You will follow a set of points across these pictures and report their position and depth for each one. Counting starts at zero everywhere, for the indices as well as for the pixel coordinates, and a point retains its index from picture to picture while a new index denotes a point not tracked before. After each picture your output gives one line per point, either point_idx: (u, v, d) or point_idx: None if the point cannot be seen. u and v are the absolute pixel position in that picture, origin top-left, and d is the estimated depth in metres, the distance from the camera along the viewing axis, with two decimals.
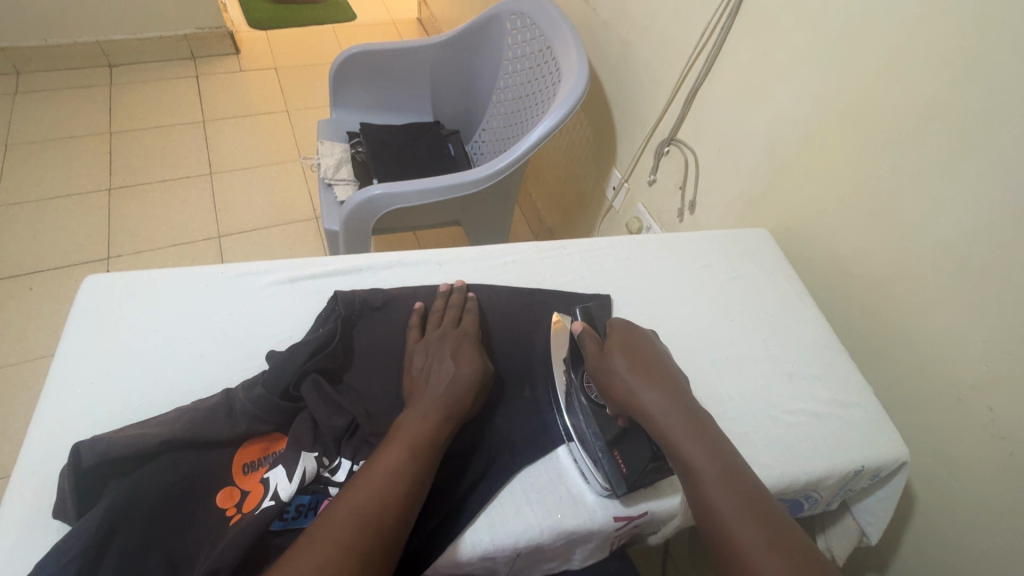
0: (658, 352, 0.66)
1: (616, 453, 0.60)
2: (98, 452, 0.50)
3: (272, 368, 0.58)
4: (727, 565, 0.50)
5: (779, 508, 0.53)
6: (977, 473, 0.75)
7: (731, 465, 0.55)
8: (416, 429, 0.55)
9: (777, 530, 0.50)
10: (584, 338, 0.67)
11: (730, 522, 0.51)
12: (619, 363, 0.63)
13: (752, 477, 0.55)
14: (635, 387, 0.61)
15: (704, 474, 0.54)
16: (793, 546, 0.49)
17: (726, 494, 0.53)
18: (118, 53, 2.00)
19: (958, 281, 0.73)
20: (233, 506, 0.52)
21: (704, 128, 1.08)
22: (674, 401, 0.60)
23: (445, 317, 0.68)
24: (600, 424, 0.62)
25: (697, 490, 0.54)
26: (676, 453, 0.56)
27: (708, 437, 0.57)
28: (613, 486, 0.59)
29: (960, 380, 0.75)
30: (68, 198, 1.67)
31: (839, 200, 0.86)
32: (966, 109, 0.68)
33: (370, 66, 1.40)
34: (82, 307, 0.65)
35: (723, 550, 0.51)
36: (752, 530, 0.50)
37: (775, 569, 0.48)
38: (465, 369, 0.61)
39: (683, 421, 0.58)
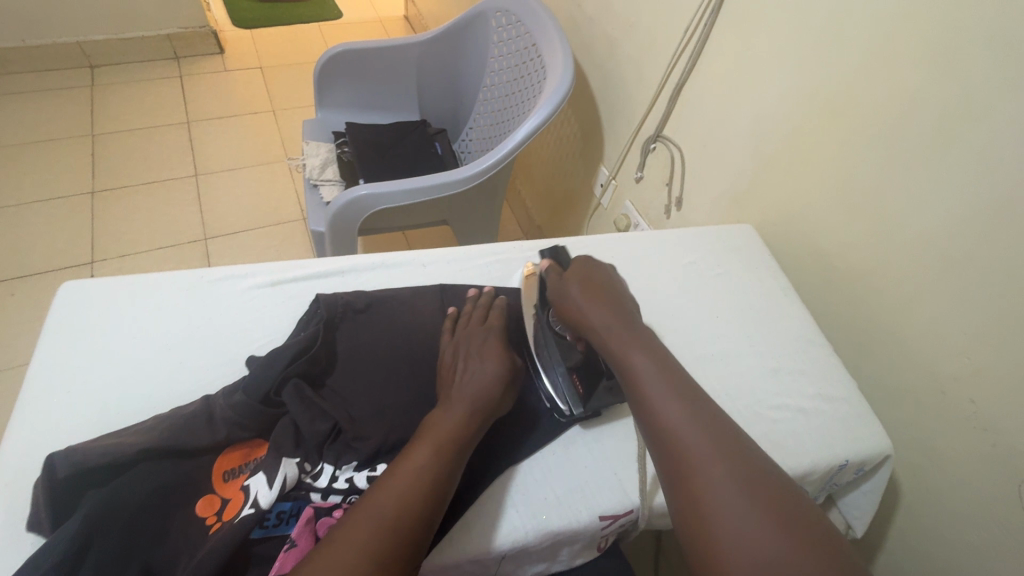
0: (613, 282, 0.71)
1: (574, 377, 0.65)
2: (73, 462, 0.49)
3: (252, 375, 0.58)
4: (655, 441, 0.54)
5: (705, 397, 0.57)
6: (960, 464, 0.76)
7: (667, 364, 0.60)
8: (444, 426, 0.56)
9: (703, 415, 0.54)
10: (546, 275, 0.73)
11: (661, 409, 0.55)
12: (573, 288, 0.68)
13: (684, 375, 0.59)
14: (585, 306, 0.66)
15: (641, 371, 0.59)
16: (715, 425, 0.53)
17: (659, 385, 0.57)
18: (99, 54, 1.97)
19: (940, 274, 0.74)
20: (213, 514, 0.51)
21: (689, 124, 1.08)
22: (619, 316, 0.65)
23: (472, 318, 0.68)
24: (562, 351, 0.67)
25: (634, 385, 0.58)
26: (617, 356, 0.61)
27: (649, 345, 0.62)
28: (569, 405, 0.64)
29: (942, 372, 0.76)
30: (50, 202, 1.64)
31: (823, 195, 0.87)
32: (945, 103, 0.68)
33: (355, 64, 1.39)
34: (58, 314, 0.64)
35: (654, 432, 0.55)
36: (680, 413, 0.54)
37: (697, 438, 0.52)
38: (492, 367, 0.62)
39: (627, 332, 0.63)
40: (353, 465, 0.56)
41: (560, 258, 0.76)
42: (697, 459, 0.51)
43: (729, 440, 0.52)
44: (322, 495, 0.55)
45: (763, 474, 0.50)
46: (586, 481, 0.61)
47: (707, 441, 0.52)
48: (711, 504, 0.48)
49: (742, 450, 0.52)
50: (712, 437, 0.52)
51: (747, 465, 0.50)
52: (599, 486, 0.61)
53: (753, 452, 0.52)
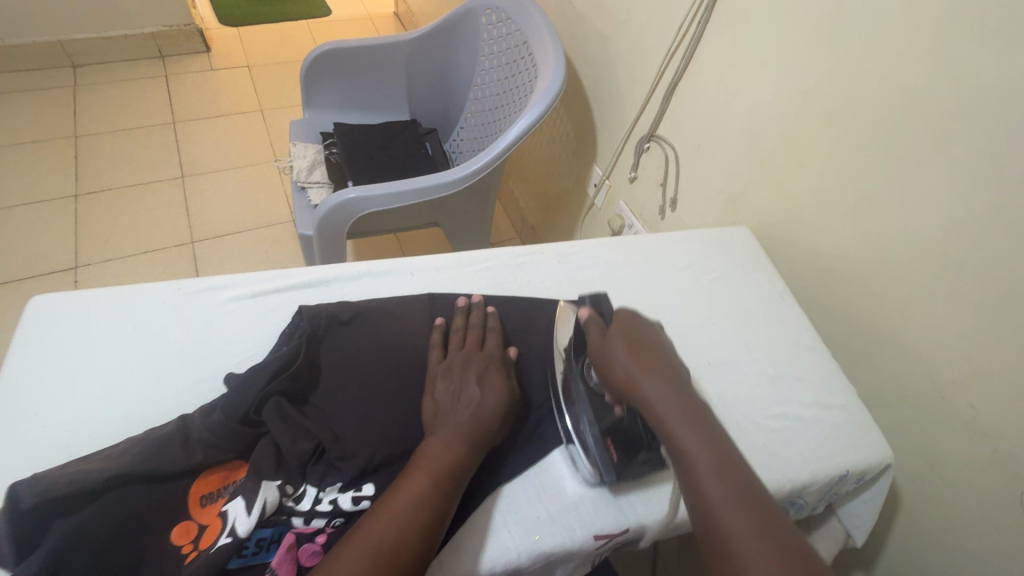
0: (661, 343, 0.66)
1: (609, 442, 0.60)
2: (37, 492, 0.47)
3: (230, 393, 0.55)
4: (712, 552, 0.50)
5: (770, 501, 0.52)
6: (961, 471, 0.74)
7: (726, 457, 0.55)
8: (439, 458, 0.54)
9: (768, 524, 0.50)
10: (587, 326, 0.67)
11: (721, 511, 0.51)
12: (620, 351, 0.63)
13: (747, 470, 0.55)
14: (636, 375, 0.61)
15: (699, 463, 0.55)
16: (781, 537, 0.49)
17: (718, 483, 0.53)
18: (82, 53, 1.93)
19: (939, 277, 0.72)
20: (189, 543, 0.49)
21: (683, 123, 1.06)
22: (674, 391, 0.60)
23: (467, 338, 0.66)
24: (597, 411, 0.61)
25: (690, 478, 0.54)
26: (673, 441, 0.57)
27: (706, 431, 0.57)
28: (601, 474, 0.59)
29: (942, 377, 0.74)
30: (31, 206, 1.60)
31: (820, 196, 0.85)
32: (944, 102, 0.67)
33: (342, 64, 1.36)
34: (26, 331, 0.61)
35: (711, 538, 0.51)
36: (742, 522, 0.50)
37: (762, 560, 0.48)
38: (490, 396, 0.60)
39: (682, 411, 0.59)
40: (337, 486, 0.54)
41: (602, 306, 0.70)
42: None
43: (796, 557, 0.48)
44: (304, 520, 0.52)
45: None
46: (580, 497, 0.59)
47: (773, 559, 0.48)
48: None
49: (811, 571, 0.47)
50: (778, 553, 0.48)
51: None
52: (594, 503, 0.59)
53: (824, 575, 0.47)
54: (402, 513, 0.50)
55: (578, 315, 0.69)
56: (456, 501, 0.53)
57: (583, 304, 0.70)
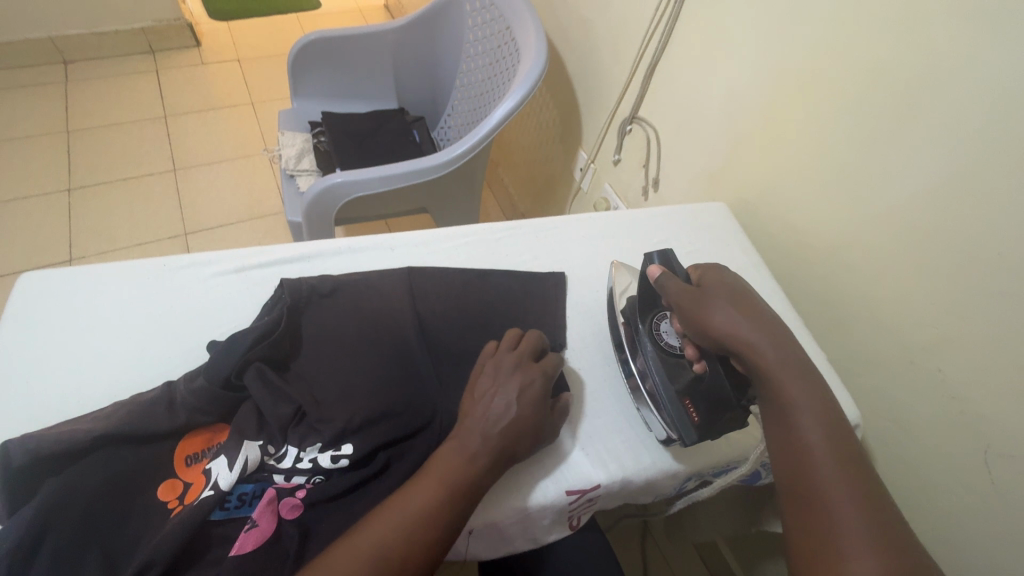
0: (758, 299, 0.64)
1: (688, 403, 0.61)
2: (27, 450, 0.49)
3: (212, 360, 0.57)
4: (802, 501, 0.52)
5: (869, 471, 0.54)
6: (928, 432, 0.76)
7: (834, 423, 0.56)
8: (453, 469, 0.53)
9: (856, 475, 0.52)
10: (663, 282, 0.66)
11: (816, 456, 0.54)
12: (720, 302, 0.62)
13: (847, 426, 0.56)
14: (741, 326, 0.60)
15: (802, 410, 0.56)
16: (871, 496, 0.51)
17: (821, 437, 0.55)
18: (72, 49, 1.93)
19: (907, 244, 0.74)
20: (175, 498, 0.51)
21: (664, 104, 1.07)
22: (782, 345, 0.59)
23: (523, 350, 0.63)
24: (671, 372, 0.63)
25: (792, 434, 0.56)
26: (778, 390, 0.57)
27: (816, 389, 0.57)
28: (682, 434, 0.60)
29: (911, 342, 0.76)
30: (25, 200, 1.61)
31: (793, 170, 0.87)
32: (907, 74, 0.68)
33: (329, 52, 1.37)
34: (17, 305, 0.63)
35: (800, 475, 0.53)
36: (834, 469, 0.53)
37: (858, 525, 0.49)
38: (526, 420, 0.57)
39: (790, 364, 0.58)
40: (317, 447, 0.55)
41: (671, 262, 0.69)
42: (845, 517, 0.50)
43: (880, 511, 0.50)
44: (285, 477, 0.55)
45: (910, 551, 0.48)
46: (554, 456, 0.62)
47: (860, 506, 0.50)
48: (856, 568, 0.47)
49: (896, 532, 0.49)
50: (867, 504, 0.50)
51: (897, 539, 0.48)
52: (567, 461, 0.62)
53: (901, 525, 0.50)
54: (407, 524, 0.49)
55: (645, 272, 0.69)
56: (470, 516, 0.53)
57: (651, 261, 0.69)
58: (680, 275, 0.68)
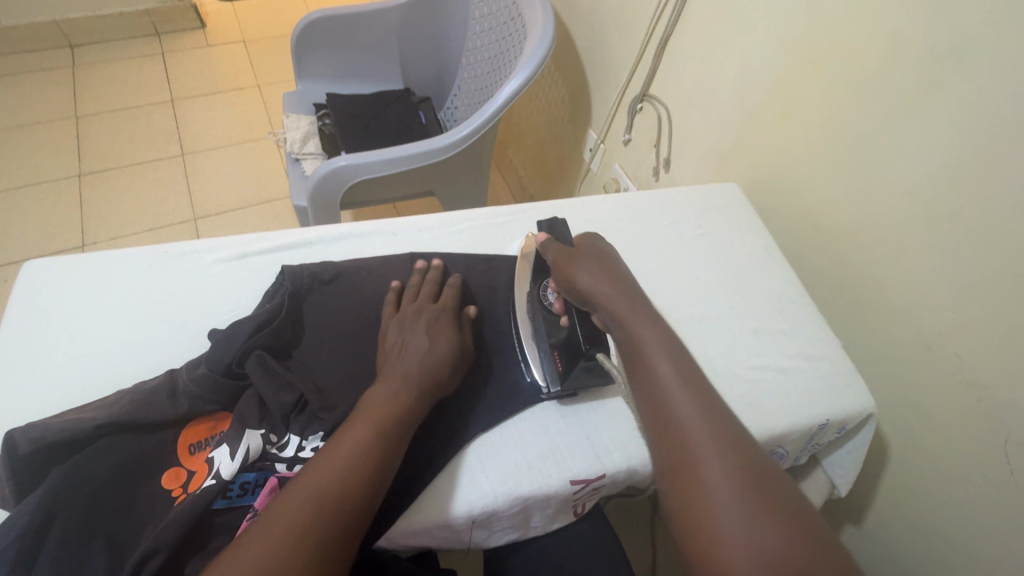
0: (620, 260, 0.69)
1: (555, 354, 0.64)
2: (32, 439, 0.49)
3: (214, 348, 0.57)
4: (662, 427, 0.54)
5: (709, 386, 0.57)
6: (946, 419, 0.74)
7: (677, 350, 0.59)
8: (384, 407, 0.53)
9: (702, 394, 0.55)
10: (545, 246, 0.70)
11: (665, 382, 0.56)
12: (583, 264, 0.65)
13: (687, 353, 0.60)
14: (599, 281, 0.64)
15: (650, 347, 0.59)
16: (713, 406, 0.55)
17: (668, 364, 0.58)
18: (79, 33, 1.92)
19: (926, 227, 0.70)
20: (179, 487, 0.52)
21: (675, 80, 1.03)
22: (634, 295, 0.64)
23: (421, 291, 0.66)
24: (547, 326, 0.66)
25: (644, 365, 0.58)
26: (627, 330, 0.61)
27: (657, 324, 0.62)
28: (546, 381, 0.62)
29: (928, 328, 0.73)
30: (38, 186, 1.63)
31: (808, 149, 0.83)
32: (931, 45, 0.64)
33: (332, 32, 1.34)
34: (22, 293, 0.63)
35: (655, 408, 0.55)
36: (682, 391, 0.55)
37: (707, 431, 0.52)
38: (438, 346, 0.59)
39: (638, 309, 0.62)
40: (320, 435, 0.55)
41: (557, 229, 0.72)
42: (696, 430, 0.52)
43: (721, 415, 0.53)
44: (287, 466, 0.54)
45: (749, 445, 0.51)
46: (556, 447, 0.60)
47: (705, 414, 0.53)
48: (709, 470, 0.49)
49: (735, 430, 0.53)
50: (710, 412, 0.54)
51: (738, 436, 0.52)
52: (571, 449, 0.60)
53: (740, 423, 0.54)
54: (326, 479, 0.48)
55: (535, 241, 0.73)
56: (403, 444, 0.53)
57: (540, 230, 0.72)
58: (565, 240, 0.71)
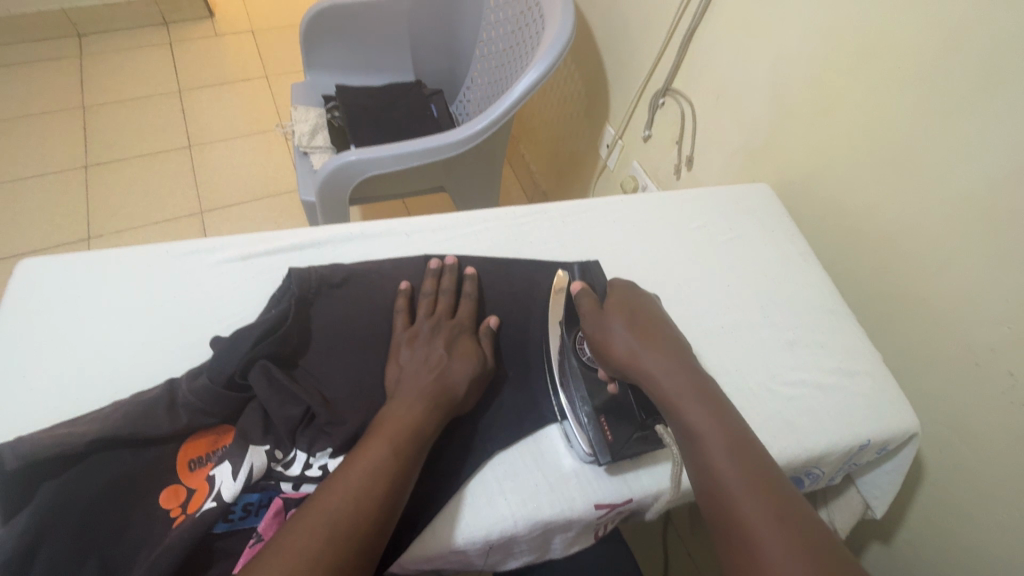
0: (662, 318, 0.61)
1: (603, 421, 0.56)
2: (19, 456, 0.46)
3: (216, 356, 0.53)
4: (729, 543, 0.46)
5: (786, 483, 0.48)
6: (993, 440, 0.69)
7: (740, 438, 0.50)
8: (398, 424, 0.50)
9: (774, 494, 0.46)
10: (579, 299, 0.62)
11: (726, 483, 0.47)
12: (621, 326, 0.58)
13: (754, 440, 0.51)
14: (639, 351, 0.56)
15: (707, 436, 0.51)
16: (789, 509, 0.45)
17: (729, 459, 0.49)
18: (86, 22, 1.89)
19: (982, 234, 0.66)
20: (177, 506, 0.48)
21: (701, 74, 0.98)
22: (681, 367, 0.56)
23: (437, 304, 0.62)
24: (589, 388, 0.58)
25: (700, 460, 0.50)
26: (676, 414, 0.53)
27: (713, 403, 0.53)
28: (597, 453, 0.55)
29: (978, 342, 0.68)
30: (44, 177, 1.60)
31: (847, 149, 0.78)
32: (994, 38, 0.59)
33: (342, 22, 1.29)
34: (17, 294, 0.60)
35: (721, 515, 0.47)
36: (747, 492, 0.46)
37: (783, 546, 0.43)
38: (455, 365, 0.56)
39: (687, 384, 0.54)
40: (328, 451, 0.52)
41: (592, 276, 0.67)
42: (769, 544, 0.43)
43: (801, 520, 0.44)
44: (294, 485, 0.51)
45: (841, 564, 0.42)
46: (580, 470, 0.56)
47: (779, 523, 0.44)
48: None
49: (825, 545, 0.43)
50: (787, 521, 0.44)
51: (826, 552, 0.42)
52: (597, 471, 0.56)
53: (832, 539, 0.44)
54: (337, 504, 0.44)
55: (569, 289, 0.64)
56: (419, 463, 0.49)
57: (574, 277, 0.67)
58: (599, 293, 0.64)
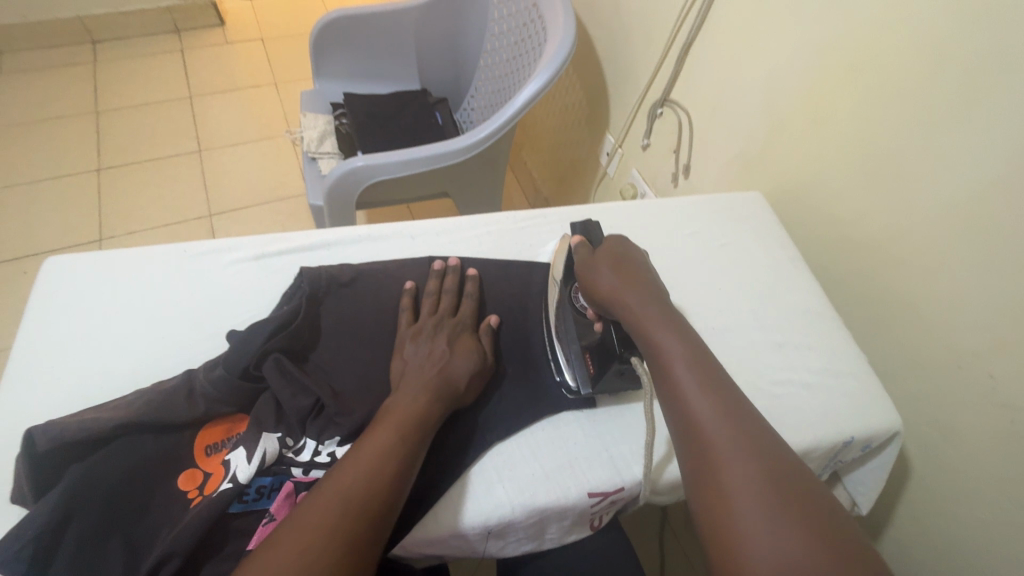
0: (644, 263, 0.65)
1: (587, 356, 0.63)
2: (51, 438, 0.49)
3: (231, 349, 0.56)
4: (684, 437, 0.51)
5: (736, 389, 0.53)
6: (975, 440, 0.72)
7: (699, 353, 0.55)
8: (405, 414, 0.53)
9: (725, 396, 0.52)
10: (575, 250, 0.67)
11: (684, 387, 0.53)
12: (602, 266, 0.63)
13: (711, 357, 0.56)
14: (618, 286, 0.61)
15: (670, 350, 0.55)
16: (738, 408, 0.51)
17: (688, 369, 0.54)
18: (101, 29, 1.94)
19: (964, 242, 0.68)
20: (195, 488, 0.51)
21: (698, 86, 1.02)
22: (653, 299, 0.60)
23: (440, 303, 0.65)
24: (580, 330, 0.64)
25: (664, 372, 0.55)
26: (645, 335, 0.58)
27: (678, 326, 0.58)
28: (579, 385, 0.62)
29: (961, 346, 0.71)
30: (58, 180, 1.65)
31: (837, 159, 0.81)
32: (973, 56, 0.63)
33: (351, 32, 1.33)
34: (44, 288, 0.64)
35: (678, 415, 0.52)
36: (702, 393, 0.52)
37: (729, 436, 0.48)
38: (458, 361, 0.59)
39: (656, 310, 0.59)
40: (336, 440, 0.55)
41: (591, 232, 0.70)
42: (718, 435, 0.49)
43: (747, 417, 0.50)
44: (304, 470, 0.54)
45: (786, 463, 0.47)
46: (575, 461, 0.59)
47: (727, 418, 0.49)
48: (732, 477, 0.46)
49: (763, 434, 0.49)
50: (734, 416, 0.50)
51: (773, 453, 0.47)
52: (591, 462, 0.59)
53: (771, 432, 0.50)
54: (349, 485, 0.47)
55: (570, 244, 0.69)
56: (424, 450, 0.52)
57: (574, 231, 0.70)
58: (597, 245, 0.68)
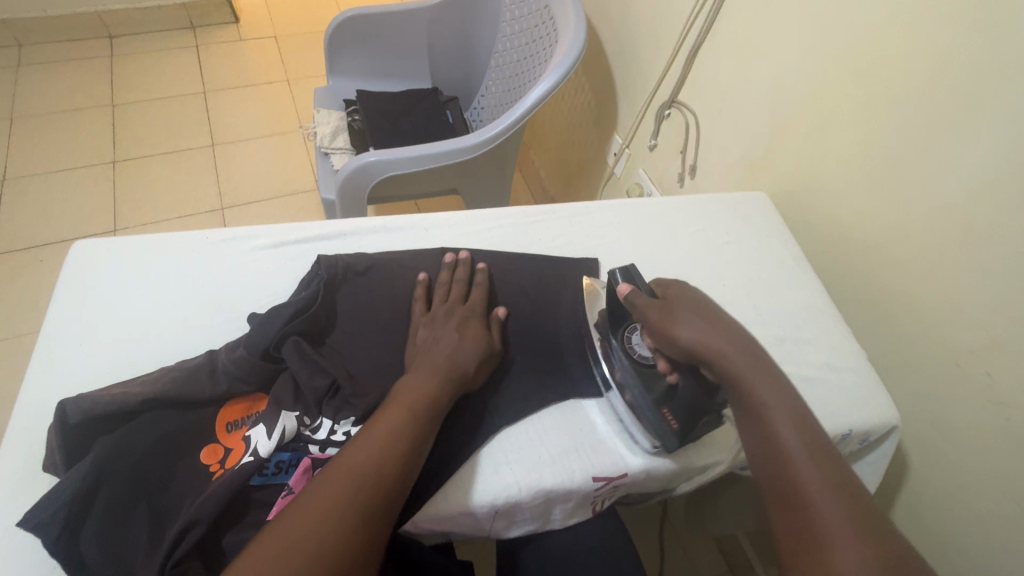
0: (721, 308, 0.63)
1: (665, 411, 0.59)
2: (82, 410, 0.52)
3: (252, 331, 0.59)
4: (787, 505, 0.51)
5: (842, 461, 0.53)
6: (972, 436, 0.73)
7: (803, 420, 0.55)
8: (414, 397, 0.55)
9: (832, 467, 0.52)
10: (632, 299, 0.64)
11: (789, 453, 0.53)
12: (689, 313, 0.60)
13: (814, 423, 0.56)
14: (708, 335, 0.59)
15: (773, 411, 0.55)
16: (846, 482, 0.51)
17: (794, 435, 0.54)
18: (118, 24, 1.98)
19: (964, 243, 0.70)
20: (216, 462, 0.53)
21: (705, 88, 1.04)
22: (749, 352, 0.58)
23: (450, 292, 0.67)
24: (645, 382, 0.60)
25: (766, 432, 0.54)
26: (746, 393, 0.56)
27: (780, 385, 0.57)
28: (665, 441, 0.58)
29: (959, 344, 0.73)
30: (74, 171, 1.68)
31: (841, 161, 0.83)
32: (974, 62, 0.64)
33: (364, 30, 1.36)
34: (73, 270, 0.66)
35: (783, 483, 0.52)
36: (808, 463, 0.52)
37: (838, 511, 0.48)
38: (465, 347, 0.61)
39: (753, 365, 0.57)
40: (351, 420, 0.57)
41: (635, 278, 0.67)
42: (827, 511, 0.48)
43: (855, 493, 0.50)
44: (320, 447, 0.56)
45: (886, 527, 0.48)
46: (579, 445, 0.61)
47: (836, 494, 0.50)
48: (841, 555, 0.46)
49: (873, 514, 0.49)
50: (842, 492, 0.50)
51: (873, 514, 0.48)
52: (594, 447, 0.61)
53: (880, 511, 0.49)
54: (360, 462, 0.49)
55: (617, 291, 0.66)
56: (432, 431, 0.54)
57: (616, 280, 0.67)
58: (646, 290, 0.66)
